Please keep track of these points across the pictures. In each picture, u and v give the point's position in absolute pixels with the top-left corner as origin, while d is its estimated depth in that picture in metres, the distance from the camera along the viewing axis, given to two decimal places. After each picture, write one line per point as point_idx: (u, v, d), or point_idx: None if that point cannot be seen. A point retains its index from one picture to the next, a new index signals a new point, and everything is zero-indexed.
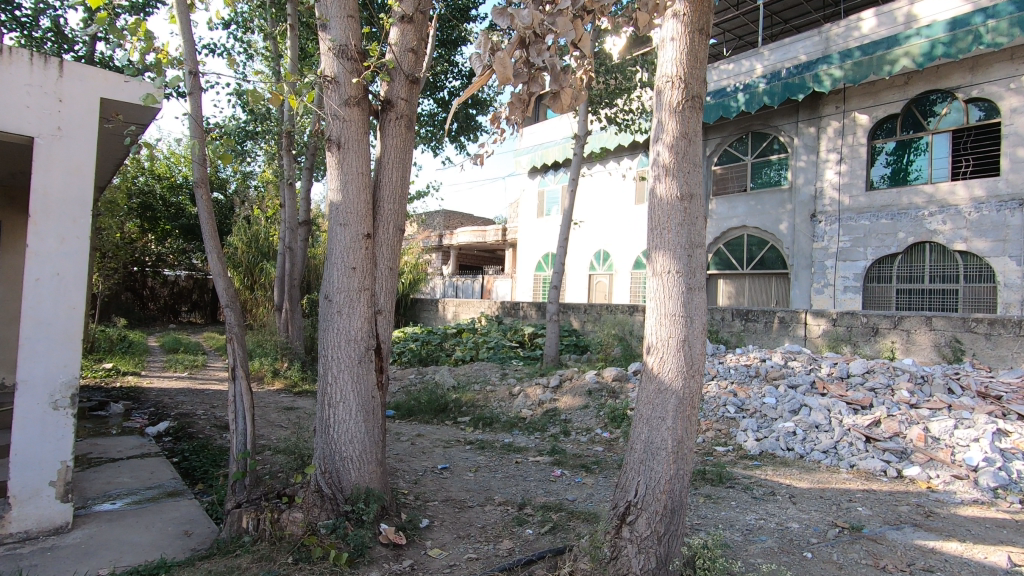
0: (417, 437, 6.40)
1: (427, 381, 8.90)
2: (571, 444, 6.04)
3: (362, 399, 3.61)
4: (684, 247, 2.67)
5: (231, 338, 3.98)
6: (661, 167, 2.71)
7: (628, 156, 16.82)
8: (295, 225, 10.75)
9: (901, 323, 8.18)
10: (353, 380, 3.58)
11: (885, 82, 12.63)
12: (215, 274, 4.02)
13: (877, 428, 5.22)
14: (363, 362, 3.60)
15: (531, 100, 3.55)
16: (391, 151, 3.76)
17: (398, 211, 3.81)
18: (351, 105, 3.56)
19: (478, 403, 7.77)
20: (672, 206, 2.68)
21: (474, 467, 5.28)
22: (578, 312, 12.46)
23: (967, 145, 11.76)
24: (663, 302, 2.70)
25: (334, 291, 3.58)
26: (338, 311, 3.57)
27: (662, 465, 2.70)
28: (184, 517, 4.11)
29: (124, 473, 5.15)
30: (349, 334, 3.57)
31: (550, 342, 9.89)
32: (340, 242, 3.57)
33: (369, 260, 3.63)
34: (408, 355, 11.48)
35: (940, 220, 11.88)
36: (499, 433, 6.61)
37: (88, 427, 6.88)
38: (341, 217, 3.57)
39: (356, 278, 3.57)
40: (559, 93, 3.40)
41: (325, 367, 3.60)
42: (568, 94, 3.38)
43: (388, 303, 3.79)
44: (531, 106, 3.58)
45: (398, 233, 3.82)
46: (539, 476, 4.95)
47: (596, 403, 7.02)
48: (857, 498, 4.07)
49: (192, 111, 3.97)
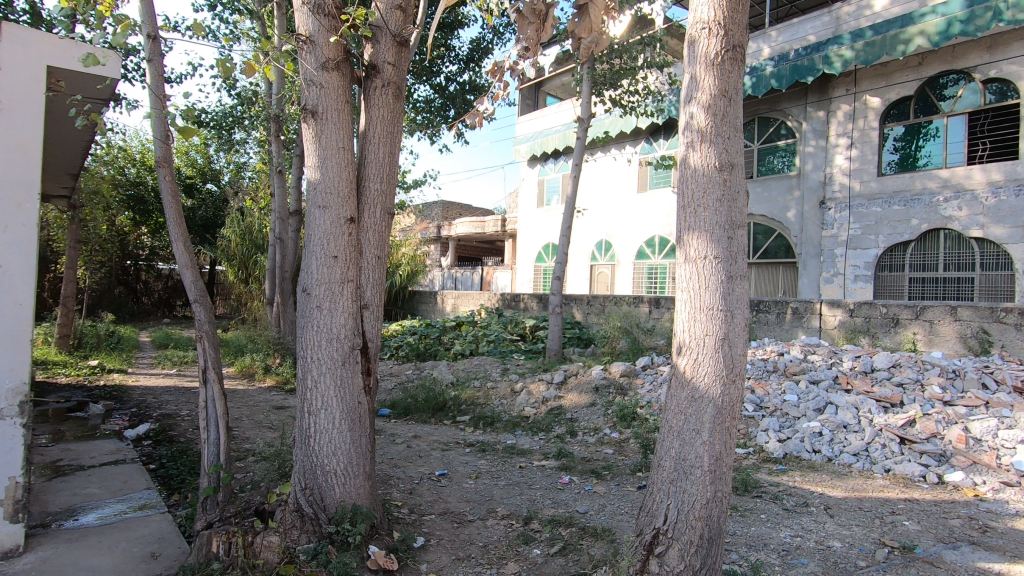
0: (414, 439, 6.00)
1: (425, 377, 8.49)
2: (578, 446, 5.62)
3: (346, 405, 3.18)
4: (723, 227, 2.23)
5: (201, 337, 3.56)
6: (694, 132, 2.27)
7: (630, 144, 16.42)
8: (286, 215, 10.27)
9: (923, 313, 7.77)
10: (336, 384, 3.15)
11: (899, 63, 12.12)
12: (182, 266, 3.58)
13: (912, 429, 4.81)
14: (348, 364, 3.17)
15: (545, 14, 3.60)
16: (377, 123, 3.31)
17: (387, 193, 3.38)
18: (329, 70, 3.11)
19: (479, 400, 7.36)
20: (709, 178, 2.24)
21: (475, 473, 4.87)
22: (580, 303, 12.04)
23: (984, 128, 11.26)
24: (697, 294, 2.27)
25: (313, 283, 3.14)
26: (317, 306, 3.13)
27: (696, 486, 2.29)
28: (151, 536, 3.69)
29: (93, 482, 4.74)
30: (331, 332, 3.13)
31: (552, 336, 9.49)
32: (320, 226, 3.12)
33: (353, 248, 3.19)
34: (405, 349, 11.05)
35: (955, 206, 11.43)
36: (501, 434, 6.20)
37: (62, 429, 6.45)
38: (320, 198, 3.12)
39: (338, 267, 3.13)
40: (587, 8, 3.43)
41: (304, 369, 3.17)
42: (597, 8, 3.40)
43: (375, 297, 3.36)
44: (546, 22, 3.63)
45: (385, 218, 3.37)
46: (545, 484, 4.53)
47: (603, 401, 6.60)
48: (901, 510, 3.66)
49: (153, 80, 3.51)
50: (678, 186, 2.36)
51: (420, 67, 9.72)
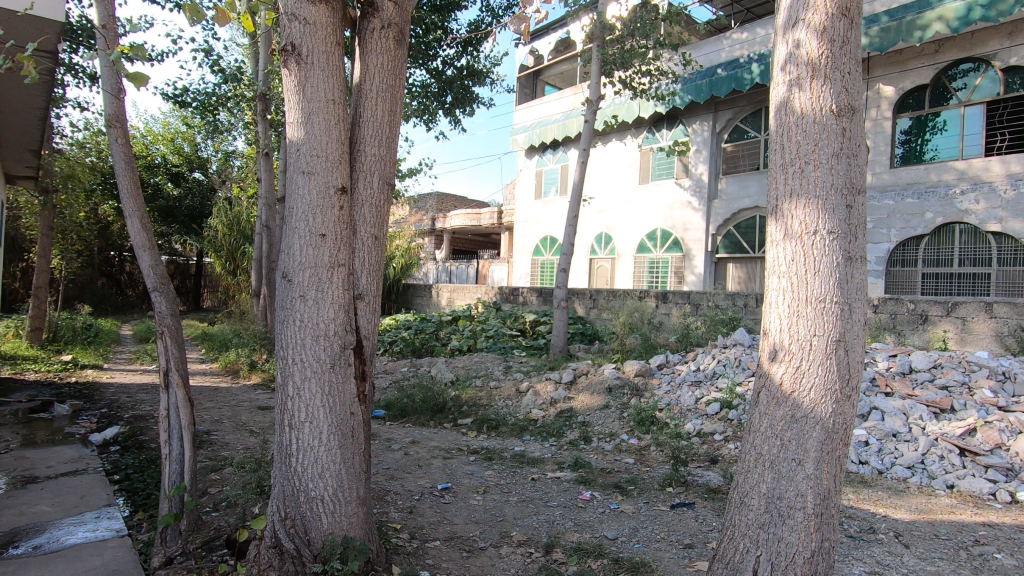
0: (411, 446, 5.44)
1: (422, 376, 7.92)
2: (594, 455, 5.07)
3: (336, 418, 2.60)
4: (841, 192, 1.69)
5: (163, 332, 2.99)
6: (803, 68, 1.74)
7: (631, 135, 15.91)
8: (272, 201, 9.59)
9: (954, 310, 7.29)
10: (324, 392, 2.57)
11: (914, 50, 11.56)
12: (138, 248, 2.99)
13: (973, 438, 4.30)
14: (338, 367, 2.59)
15: None
16: (375, 73, 2.72)
17: (388, 158, 2.79)
18: (316, 2, 2.52)
19: (481, 401, 6.79)
20: (823, 126, 1.71)
21: (483, 487, 4.30)
22: (583, 297, 11.48)
23: (1003, 118, 10.72)
24: (801, 280, 1.72)
25: (296, 267, 2.56)
26: (300, 295, 2.55)
27: (797, 533, 1.75)
28: (104, 568, 3.12)
29: (46, 498, 4.14)
30: (317, 326, 2.55)
31: (557, 331, 8.94)
32: (304, 195, 2.54)
33: (345, 225, 2.61)
34: (400, 344, 10.44)
35: (972, 199, 10.96)
36: (508, 440, 5.65)
37: (22, 432, 5.85)
38: (303, 162, 2.53)
39: (326, 248, 2.55)
40: None
41: (285, 373, 2.59)
42: None
43: (371, 285, 2.78)
44: None
45: (384, 190, 2.79)
46: (563, 501, 3.98)
47: (617, 404, 6.06)
48: (985, 539, 3.14)
49: (101, 20, 2.93)
50: (774, 139, 1.82)
51: (415, 49, 8.98)
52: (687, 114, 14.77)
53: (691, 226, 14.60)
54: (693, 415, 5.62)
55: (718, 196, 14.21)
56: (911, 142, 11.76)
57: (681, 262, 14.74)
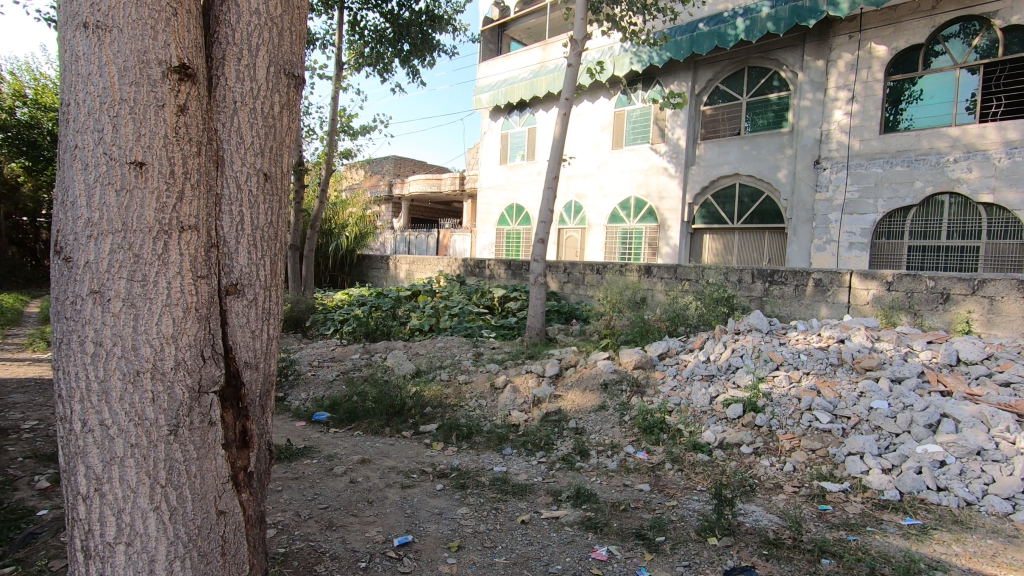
0: (359, 467, 4.17)
1: (377, 367, 6.59)
2: (597, 480, 3.94)
3: (189, 529, 1.55)
4: None
5: None
6: None
7: (604, 95, 14.62)
8: None
9: (981, 287, 6.28)
10: (156, 481, 1.50)
11: (911, 4, 10.16)
12: None
13: None
14: (186, 433, 1.54)
15: None
16: None
17: (277, 25, 1.74)
18: None
19: (447, 400, 5.54)
20: None
21: (455, 541, 3.11)
22: (557, 271, 10.32)
23: (1000, 82, 9.48)
24: None
25: (80, 231, 1.47)
26: (91, 292, 1.46)
27: None
28: None
29: None
30: (122, 334, 1.46)
31: (533, 312, 7.74)
32: (93, 75, 1.47)
33: (185, 139, 1.54)
34: (352, 324, 9.03)
35: (964, 167, 9.74)
36: (483, 455, 4.48)
37: None
38: (88, 8, 1.47)
39: (143, 188, 1.47)
40: None
41: (69, 452, 1.50)
42: None
43: (255, 270, 1.71)
44: None
45: (270, 85, 1.73)
46: (569, 565, 2.83)
47: (616, 405, 4.96)
48: None
49: None
50: None
51: None
52: (664, 73, 13.56)
53: (667, 194, 13.53)
54: (710, 420, 4.55)
55: (695, 161, 13.16)
56: (890, 111, 10.62)
57: (655, 233, 13.73)
